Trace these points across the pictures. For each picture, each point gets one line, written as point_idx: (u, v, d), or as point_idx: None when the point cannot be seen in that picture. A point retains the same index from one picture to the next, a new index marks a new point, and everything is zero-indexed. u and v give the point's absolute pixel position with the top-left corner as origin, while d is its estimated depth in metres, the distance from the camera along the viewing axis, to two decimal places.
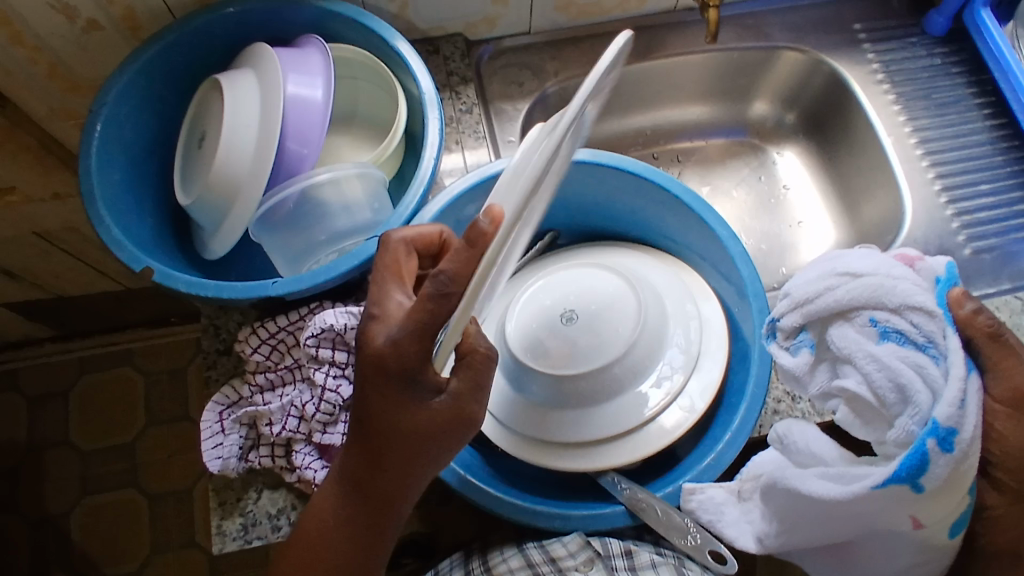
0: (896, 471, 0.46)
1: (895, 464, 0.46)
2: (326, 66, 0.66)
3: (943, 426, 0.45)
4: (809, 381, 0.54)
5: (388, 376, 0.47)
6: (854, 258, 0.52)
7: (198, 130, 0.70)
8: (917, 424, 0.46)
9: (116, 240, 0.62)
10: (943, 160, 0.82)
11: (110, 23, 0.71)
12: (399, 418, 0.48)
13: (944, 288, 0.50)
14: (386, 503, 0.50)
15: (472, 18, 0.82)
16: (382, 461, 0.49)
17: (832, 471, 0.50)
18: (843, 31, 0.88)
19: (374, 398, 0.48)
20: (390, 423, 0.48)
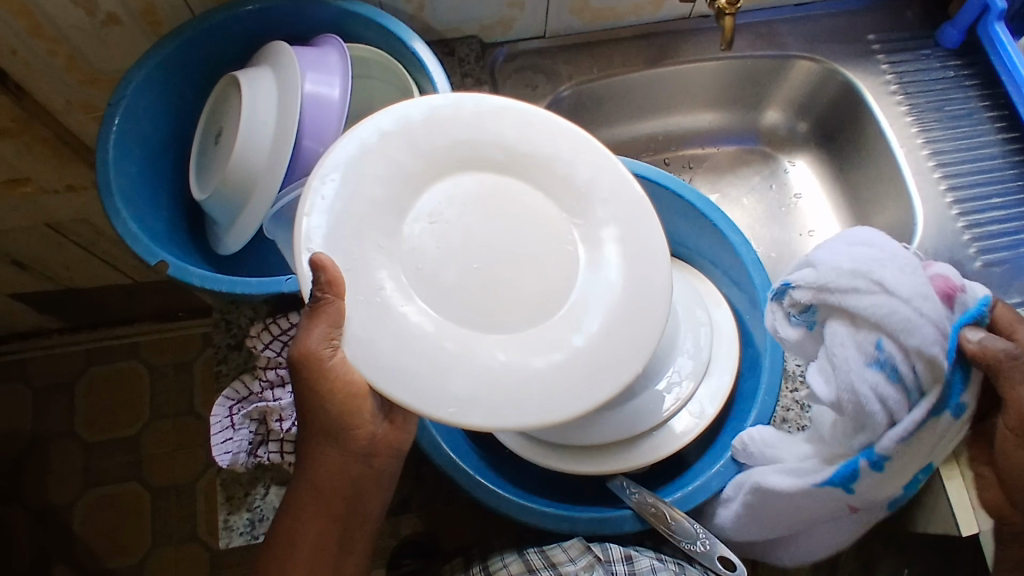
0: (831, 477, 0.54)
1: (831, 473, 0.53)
2: (343, 64, 0.66)
3: (878, 455, 0.50)
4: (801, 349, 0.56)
5: (320, 394, 0.50)
6: (897, 271, 0.47)
7: (214, 125, 0.70)
8: (859, 441, 0.52)
9: (133, 233, 0.63)
10: (954, 172, 0.82)
11: (129, 18, 0.72)
12: (341, 426, 0.52)
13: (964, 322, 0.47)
14: (351, 504, 0.54)
15: (488, 21, 0.82)
16: (337, 465, 0.53)
17: (787, 466, 0.57)
18: (857, 42, 0.88)
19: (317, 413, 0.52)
20: (337, 435, 0.52)
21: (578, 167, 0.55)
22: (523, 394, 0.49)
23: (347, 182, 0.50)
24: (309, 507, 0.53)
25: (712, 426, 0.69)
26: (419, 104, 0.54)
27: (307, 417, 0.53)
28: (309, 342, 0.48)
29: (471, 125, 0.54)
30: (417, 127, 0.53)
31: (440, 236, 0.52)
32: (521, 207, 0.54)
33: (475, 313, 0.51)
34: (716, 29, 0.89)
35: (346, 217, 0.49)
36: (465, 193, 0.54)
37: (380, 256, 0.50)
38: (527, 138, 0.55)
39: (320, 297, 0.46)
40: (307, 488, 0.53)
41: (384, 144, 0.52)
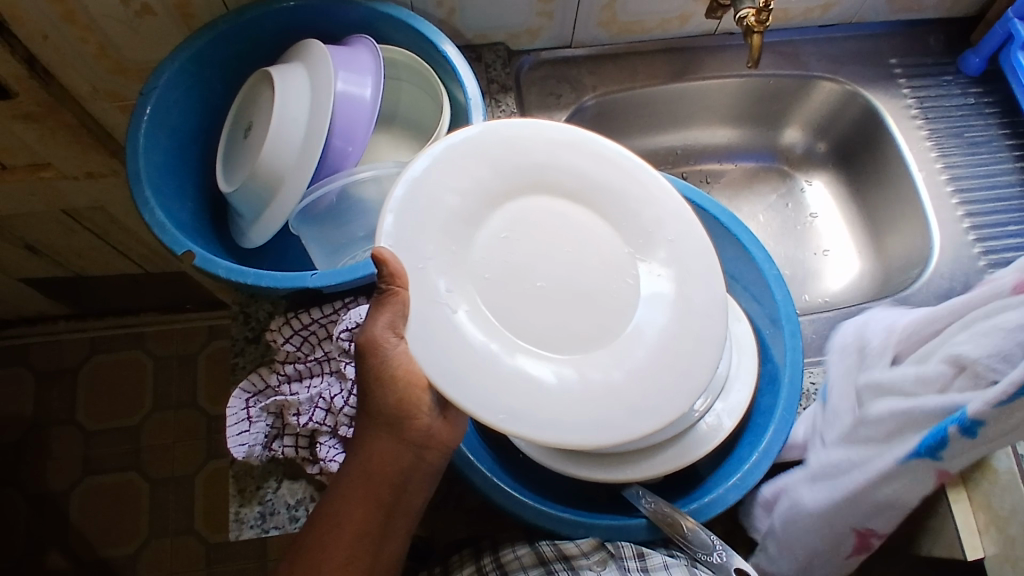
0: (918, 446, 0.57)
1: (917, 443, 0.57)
2: (375, 65, 0.67)
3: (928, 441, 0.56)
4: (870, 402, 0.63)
5: (381, 384, 0.52)
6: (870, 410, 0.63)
7: (244, 118, 0.71)
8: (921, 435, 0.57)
9: (159, 222, 0.63)
10: (972, 198, 0.82)
11: (163, 9, 0.72)
12: (399, 414, 0.52)
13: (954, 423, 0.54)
14: (398, 494, 0.53)
15: (516, 29, 0.82)
16: (390, 453, 0.53)
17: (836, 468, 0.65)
18: (880, 65, 0.89)
19: (376, 402, 0.52)
20: (395, 424, 0.53)
21: (648, 203, 0.57)
22: (569, 413, 0.50)
23: (427, 190, 0.53)
24: (357, 488, 0.53)
25: (727, 441, 0.70)
26: (507, 127, 0.57)
27: (364, 405, 0.54)
28: (373, 328, 0.50)
29: (551, 152, 0.57)
30: (498, 149, 0.56)
31: (505, 253, 0.54)
32: (586, 231, 0.56)
33: (533, 332, 0.52)
34: (740, 47, 0.89)
35: (422, 222, 0.52)
36: (533, 214, 0.56)
37: (449, 261, 0.52)
38: (603, 171, 0.57)
39: (387, 289, 0.49)
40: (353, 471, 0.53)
41: (459, 158, 0.55)
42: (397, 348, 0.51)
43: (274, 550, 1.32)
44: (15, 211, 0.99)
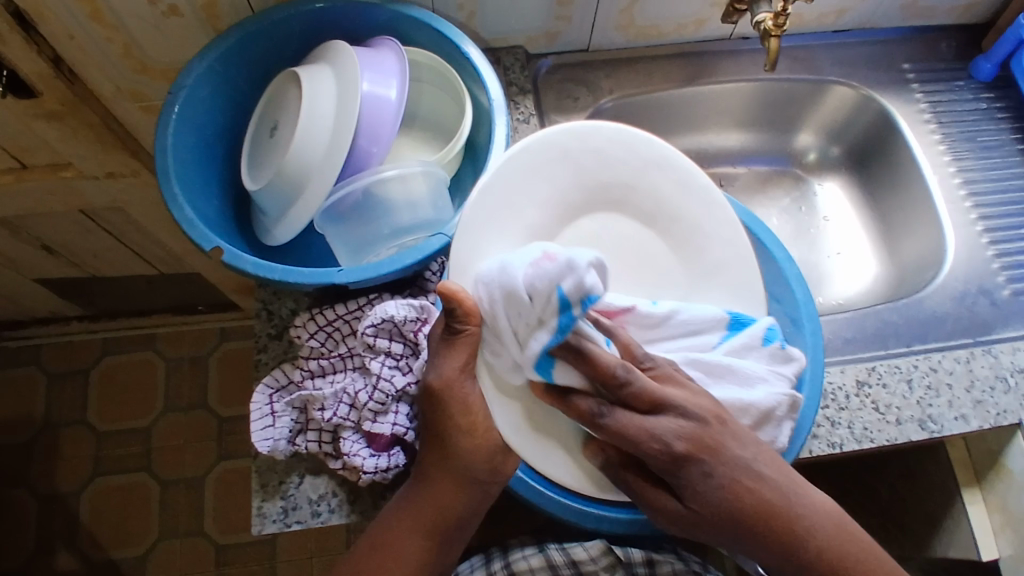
0: (563, 321, 0.50)
1: (559, 320, 0.50)
2: (400, 66, 0.68)
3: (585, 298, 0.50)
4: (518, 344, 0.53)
5: (459, 426, 0.56)
6: (492, 282, 0.52)
7: (270, 118, 0.73)
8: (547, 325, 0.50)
9: (187, 217, 0.64)
10: (985, 202, 0.83)
11: (189, 10, 0.73)
12: (473, 460, 0.57)
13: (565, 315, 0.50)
14: (454, 528, 0.58)
15: (535, 32, 0.84)
16: (453, 490, 0.57)
17: (496, 296, 0.52)
18: (893, 70, 0.90)
19: (453, 447, 0.56)
20: (461, 470, 0.57)
21: (716, 244, 0.64)
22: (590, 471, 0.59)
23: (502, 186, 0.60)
24: (409, 520, 0.57)
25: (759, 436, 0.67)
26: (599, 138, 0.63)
27: (436, 437, 0.57)
28: (446, 371, 0.55)
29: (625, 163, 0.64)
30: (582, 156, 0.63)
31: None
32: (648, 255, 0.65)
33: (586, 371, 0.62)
34: (753, 50, 0.90)
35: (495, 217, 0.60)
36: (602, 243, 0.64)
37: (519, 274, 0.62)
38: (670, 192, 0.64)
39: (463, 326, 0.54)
40: (409, 513, 0.57)
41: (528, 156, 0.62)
42: (470, 391, 0.56)
43: (283, 550, 1.33)
44: (34, 212, 1.00)
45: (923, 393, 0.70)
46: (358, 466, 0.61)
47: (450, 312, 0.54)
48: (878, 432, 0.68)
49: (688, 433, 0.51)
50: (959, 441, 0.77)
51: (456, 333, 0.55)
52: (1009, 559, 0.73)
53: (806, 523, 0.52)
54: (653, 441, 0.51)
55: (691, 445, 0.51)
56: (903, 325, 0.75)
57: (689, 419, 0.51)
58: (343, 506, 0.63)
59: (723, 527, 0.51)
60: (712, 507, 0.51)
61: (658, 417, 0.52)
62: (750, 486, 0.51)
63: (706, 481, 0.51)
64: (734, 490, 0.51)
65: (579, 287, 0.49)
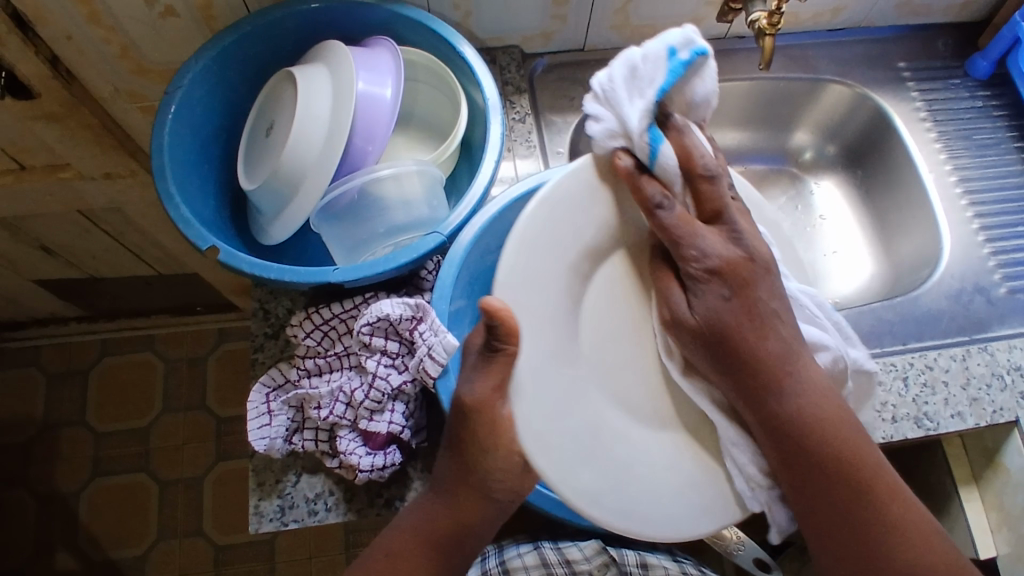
0: (663, 84, 0.54)
1: (663, 80, 0.54)
2: (395, 66, 0.68)
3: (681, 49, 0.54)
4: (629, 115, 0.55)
5: (484, 447, 0.54)
6: (609, 81, 0.56)
7: (267, 118, 0.73)
8: (648, 86, 0.54)
9: (183, 217, 0.65)
10: (981, 200, 0.83)
11: (185, 11, 0.73)
12: (492, 478, 0.56)
13: (673, 67, 0.54)
14: (465, 544, 0.57)
15: (530, 32, 0.84)
16: (471, 506, 0.56)
17: (625, 83, 0.55)
18: (889, 69, 0.90)
19: (479, 463, 0.55)
20: (484, 485, 0.56)
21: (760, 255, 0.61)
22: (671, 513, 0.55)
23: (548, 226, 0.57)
24: (423, 534, 0.56)
25: None
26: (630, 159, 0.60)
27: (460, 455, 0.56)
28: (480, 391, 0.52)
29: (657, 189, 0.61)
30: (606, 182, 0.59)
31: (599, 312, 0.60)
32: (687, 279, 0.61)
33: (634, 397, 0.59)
34: (749, 49, 0.90)
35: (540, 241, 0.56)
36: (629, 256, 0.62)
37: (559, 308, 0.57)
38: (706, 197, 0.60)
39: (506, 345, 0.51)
40: (425, 525, 0.56)
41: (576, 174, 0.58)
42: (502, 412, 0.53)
43: (282, 550, 1.33)
44: (32, 212, 1.00)
45: (919, 391, 0.70)
46: (354, 464, 0.61)
47: (490, 325, 0.51)
48: (874, 430, 0.68)
49: (728, 259, 0.55)
50: (956, 440, 0.77)
51: (495, 351, 0.52)
52: (1005, 556, 0.73)
53: (801, 385, 0.53)
54: (698, 252, 0.55)
55: (727, 264, 0.55)
56: (899, 324, 0.75)
57: (716, 256, 0.55)
58: (338, 505, 0.63)
59: (795, 432, 0.52)
60: (720, 322, 0.54)
61: (705, 229, 0.56)
62: (807, 406, 0.52)
63: (722, 304, 0.54)
64: (777, 419, 0.52)
65: (687, 42, 0.54)
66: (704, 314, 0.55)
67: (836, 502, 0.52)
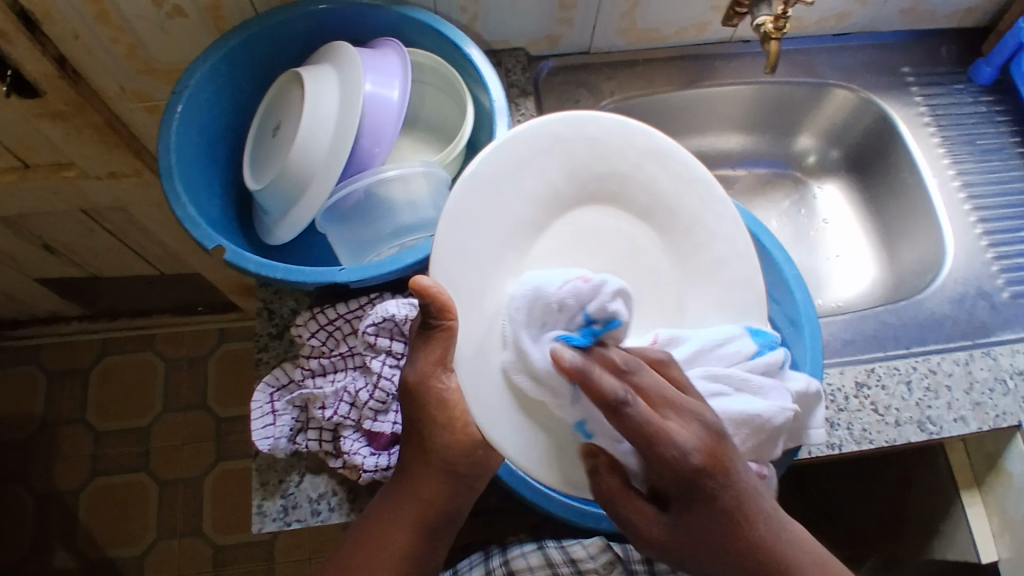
0: (583, 332, 0.50)
1: (580, 331, 0.50)
2: (403, 68, 0.68)
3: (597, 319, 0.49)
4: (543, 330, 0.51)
5: (437, 419, 0.56)
6: (523, 302, 0.51)
7: (273, 118, 0.73)
8: (597, 308, 0.49)
9: (190, 217, 0.65)
10: (985, 205, 0.83)
11: (193, 10, 0.74)
12: (452, 452, 0.57)
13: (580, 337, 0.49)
14: (443, 521, 0.57)
15: (537, 34, 0.84)
16: (444, 483, 0.57)
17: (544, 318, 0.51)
18: (893, 74, 0.91)
19: (432, 441, 0.56)
20: (447, 461, 0.57)
21: (716, 240, 0.61)
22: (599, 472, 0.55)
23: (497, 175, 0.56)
24: (405, 511, 0.56)
25: None
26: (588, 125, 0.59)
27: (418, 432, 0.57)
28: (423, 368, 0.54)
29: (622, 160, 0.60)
30: (579, 150, 0.59)
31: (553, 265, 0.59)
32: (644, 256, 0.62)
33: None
34: (753, 54, 0.91)
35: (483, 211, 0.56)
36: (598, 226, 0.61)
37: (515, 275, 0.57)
38: (669, 186, 0.61)
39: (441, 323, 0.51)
40: (405, 504, 0.56)
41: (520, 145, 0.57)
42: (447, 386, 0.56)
43: (281, 552, 1.33)
44: (36, 211, 1.00)
45: (922, 395, 0.70)
46: (358, 465, 0.61)
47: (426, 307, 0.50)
48: (877, 433, 0.68)
49: (708, 452, 0.45)
50: (959, 446, 0.77)
51: (433, 327, 0.52)
52: (1006, 561, 0.73)
53: (792, 553, 0.48)
54: (671, 454, 0.44)
55: (709, 457, 0.45)
56: (902, 328, 0.75)
57: (693, 457, 0.45)
58: (335, 499, 0.64)
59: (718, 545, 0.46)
60: (692, 539, 0.47)
61: (671, 422, 0.45)
62: (757, 552, 0.47)
63: (656, 520, 0.48)
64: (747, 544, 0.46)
65: (603, 312, 0.49)
66: (670, 526, 0.48)
67: None
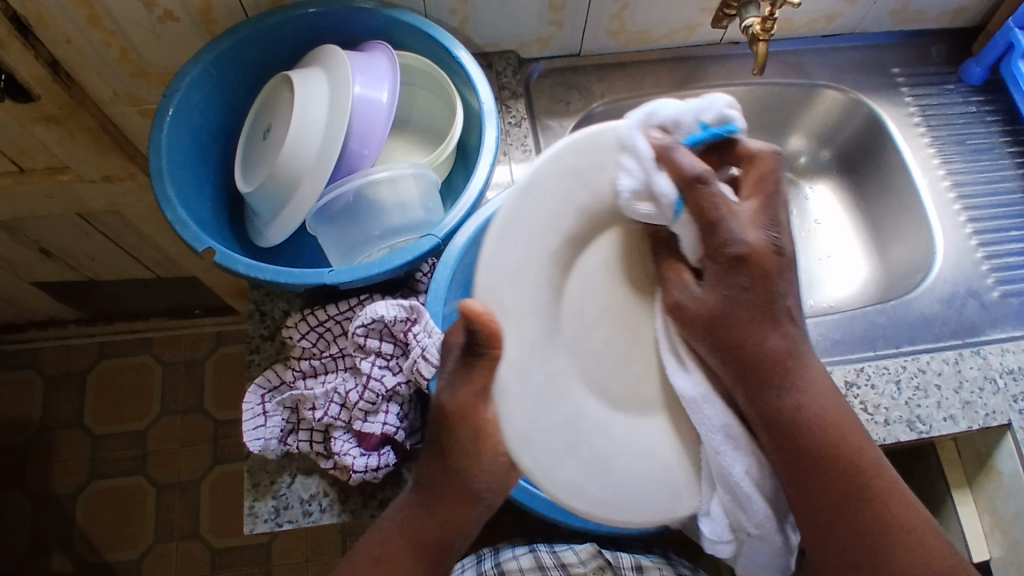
0: (699, 133, 0.57)
1: (700, 131, 0.57)
2: (391, 70, 0.69)
3: (710, 125, 0.57)
4: (659, 183, 0.55)
5: (463, 445, 0.56)
6: (658, 113, 0.56)
7: (264, 121, 0.73)
8: (710, 114, 0.57)
9: (180, 219, 0.65)
10: (975, 204, 0.84)
11: (185, 15, 0.74)
12: (473, 477, 0.57)
13: (704, 132, 0.57)
14: (450, 534, 0.57)
15: (527, 37, 0.85)
16: (458, 501, 0.57)
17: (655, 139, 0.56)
18: (883, 75, 0.91)
19: (457, 465, 0.56)
20: (466, 485, 0.57)
21: None
22: (618, 490, 0.57)
23: (545, 189, 0.57)
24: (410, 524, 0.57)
25: None
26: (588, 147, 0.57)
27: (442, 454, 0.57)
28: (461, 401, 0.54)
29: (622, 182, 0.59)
30: (598, 174, 0.58)
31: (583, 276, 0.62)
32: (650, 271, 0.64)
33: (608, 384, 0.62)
34: (744, 55, 0.91)
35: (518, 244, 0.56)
36: (623, 242, 0.64)
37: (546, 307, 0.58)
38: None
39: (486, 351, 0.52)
40: (413, 514, 0.57)
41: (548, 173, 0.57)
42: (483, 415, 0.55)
43: (278, 554, 1.33)
44: (32, 214, 1.01)
45: (912, 394, 0.70)
46: (348, 465, 0.61)
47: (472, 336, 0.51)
48: (867, 433, 0.68)
49: (757, 248, 0.55)
50: (949, 444, 0.78)
51: (478, 355, 0.53)
52: (997, 559, 0.73)
53: (808, 389, 0.57)
54: (726, 239, 0.55)
55: (752, 251, 0.55)
56: (892, 327, 0.75)
57: (740, 244, 0.55)
58: (324, 502, 0.64)
59: (743, 368, 0.56)
60: (725, 316, 0.57)
61: (733, 221, 0.55)
62: (762, 366, 0.56)
63: (689, 296, 0.59)
64: (756, 373, 0.56)
65: (715, 119, 0.57)
66: (711, 295, 0.57)
67: (825, 487, 0.55)
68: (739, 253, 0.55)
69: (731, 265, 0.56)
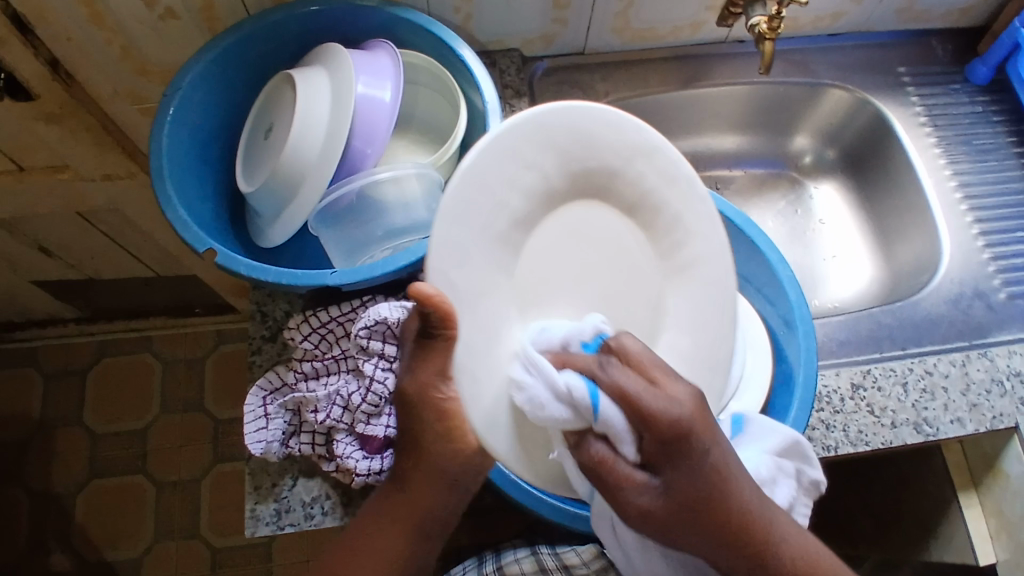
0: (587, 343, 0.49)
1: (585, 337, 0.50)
2: (395, 69, 0.68)
3: (591, 340, 0.49)
4: (534, 388, 0.46)
5: (431, 427, 0.54)
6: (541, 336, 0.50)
7: (265, 120, 0.73)
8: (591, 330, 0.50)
9: (182, 220, 0.64)
10: (981, 205, 0.83)
11: (185, 12, 0.73)
12: (447, 459, 0.55)
13: (596, 343, 0.49)
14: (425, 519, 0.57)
15: (531, 35, 0.84)
16: (433, 484, 0.56)
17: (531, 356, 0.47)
18: (889, 74, 0.90)
19: (427, 447, 0.55)
20: (440, 469, 0.56)
21: (695, 238, 0.59)
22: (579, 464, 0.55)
23: (489, 171, 0.51)
24: (387, 511, 0.56)
25: None
26: (581, 118, 0.54)
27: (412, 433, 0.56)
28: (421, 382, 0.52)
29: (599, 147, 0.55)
30: (559, 134, 0.54)
31: (545, 263, 0.56)
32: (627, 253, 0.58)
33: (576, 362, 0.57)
34: (749, 54, 0.91)
35: (477, 215, 0.50)
36: (592, 211, 0.57)
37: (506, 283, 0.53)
38: (660, 180, 0.57)
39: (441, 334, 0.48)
40: (390, 498, 0.56)
41: (511, 139, 0.52)
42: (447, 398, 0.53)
43: (279, 553, 1.33)
44: (31, 213, 1.00)
45: (918, 396, 0.70)
46: (351, 468, 0.61)
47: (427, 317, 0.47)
48: (874, 435, 0.68)
49: (697, 407, 0.43)
50: (955, 445, 0.77)
51: (434, 337, 0.48)
52: (1004, 562, 0.73)
53: (742, 497, 0.45)
54: (668, 394, 0.43)
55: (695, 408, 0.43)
56: (899, 328, 0.75)
57: (679, 406, 0.43)
58: (322, 503, 0.63)
59: (707, 523, 0.44)
60: (689, 488, 0.43)
61: (666, 379, 0.44)
62: (728, 507, 0.44)
63: (650, 487, 0.44)
64: (717, 510, 0.44)
65: (592, 333, 0.50)
66: (669, 497, 0.44)
67: None
68: (678, 418, 0.42)
69: (673, 438, 0.42)
